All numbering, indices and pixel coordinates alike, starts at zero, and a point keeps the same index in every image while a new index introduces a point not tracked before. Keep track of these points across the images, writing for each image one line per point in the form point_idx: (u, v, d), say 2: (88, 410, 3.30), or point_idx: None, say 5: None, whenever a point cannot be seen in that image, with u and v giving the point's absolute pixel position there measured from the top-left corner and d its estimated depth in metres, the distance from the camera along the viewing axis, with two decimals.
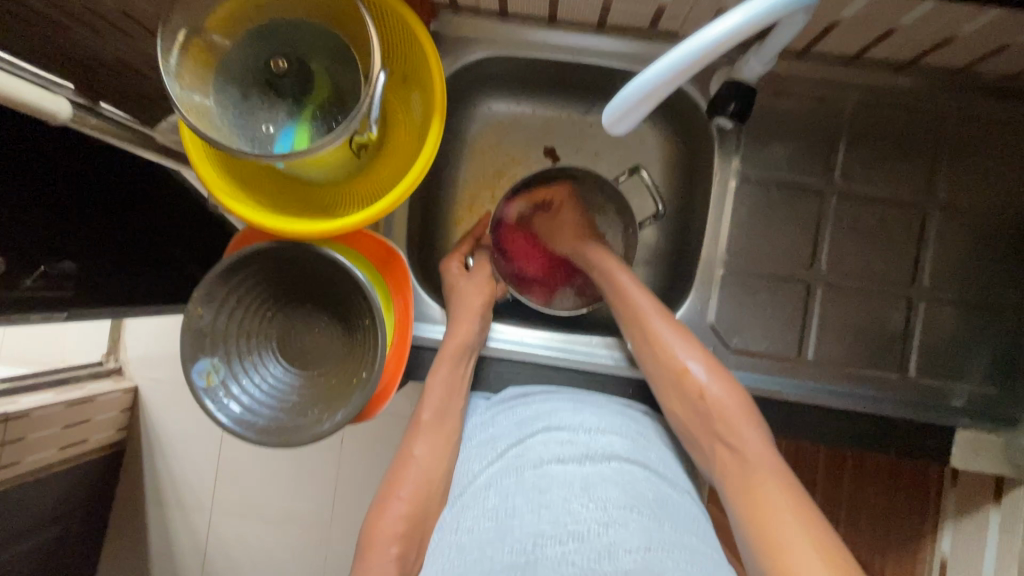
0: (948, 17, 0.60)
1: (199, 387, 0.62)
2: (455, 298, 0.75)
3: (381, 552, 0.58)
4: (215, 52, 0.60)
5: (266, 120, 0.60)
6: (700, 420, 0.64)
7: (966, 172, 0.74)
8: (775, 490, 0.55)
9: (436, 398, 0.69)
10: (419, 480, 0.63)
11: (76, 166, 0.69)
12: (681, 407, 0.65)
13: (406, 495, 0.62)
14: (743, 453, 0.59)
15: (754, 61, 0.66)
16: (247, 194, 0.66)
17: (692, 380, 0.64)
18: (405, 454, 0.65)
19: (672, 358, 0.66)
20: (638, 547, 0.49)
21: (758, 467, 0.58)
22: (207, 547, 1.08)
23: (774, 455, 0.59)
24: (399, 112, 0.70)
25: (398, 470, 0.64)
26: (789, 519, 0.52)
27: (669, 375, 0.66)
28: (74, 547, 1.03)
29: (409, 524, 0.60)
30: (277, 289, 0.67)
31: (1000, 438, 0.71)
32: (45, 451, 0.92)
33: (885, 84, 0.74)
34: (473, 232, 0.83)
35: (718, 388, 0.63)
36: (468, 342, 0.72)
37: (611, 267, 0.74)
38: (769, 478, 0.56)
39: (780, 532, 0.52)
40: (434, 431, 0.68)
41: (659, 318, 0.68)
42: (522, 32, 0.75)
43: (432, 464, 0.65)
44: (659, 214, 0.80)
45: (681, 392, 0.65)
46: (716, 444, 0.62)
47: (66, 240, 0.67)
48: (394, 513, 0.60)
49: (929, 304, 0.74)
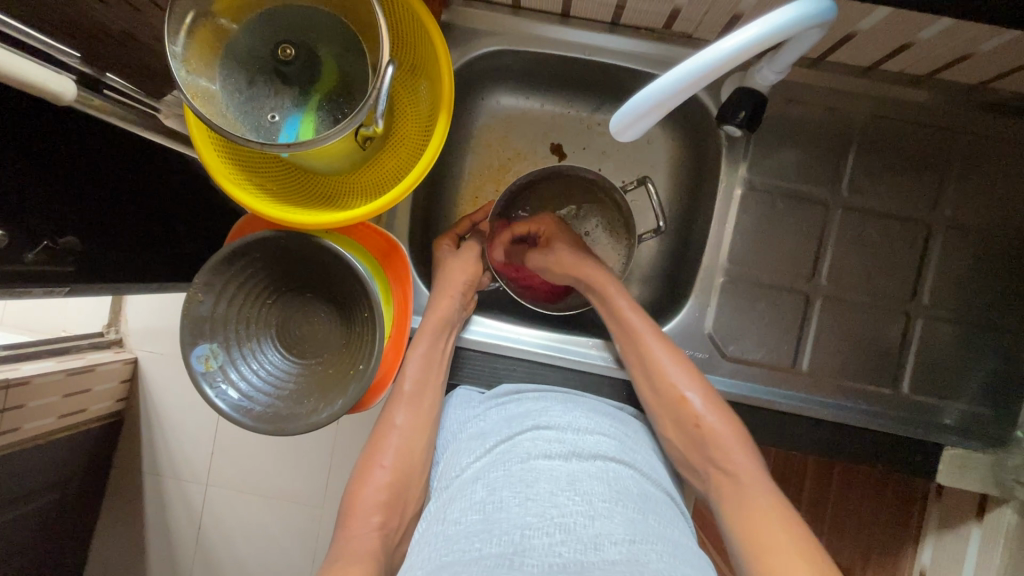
0: (966, 34, 0.59)
1: (197, 372, 0.63)
2: (441, 273, 0.76)
3: (364, 522, 0.61)
4: (222, 36, 0.59)
5: (271, 109, 0.59)
6: (694, 446, 0.64)
7: (974, 190, 0.73)
8: (775, 519, 0.55)
9: (415, 369, 0.70)
10: (401, 449, 0.66)
11: (79, 141, 0.68)
12: (676, 433, 0.66)
13: (388, 463, 0.64)
14: (738, 479, 0.60)
15: (767, 69, 0.64)
16: (249, 181, 0.65)
17: (690, 409, 0.65)
18: (387, 423, 0.67)
19: (670, 387, 0.66)
20: (624, 535, 0.49)
21: (756, 492, 0.58)
22: (202, 519, 1.10)
23: (768, 483, 0.59)
24: (406, 102, 0.70)
25: (380, 439, 0.66)
26: (786, 545, 0.53)
27: (668, 403, 0.66)
28: (71, 514, 1.05)
29: (391, 493, 0.63)
30: (276, 278, 0.67)
31: (991, 456, 0.71)
32: (46, 418, 0.94)
33: (899, 97, 0.73)
34: (472, 216, 0.82)
35: (715, 418, 0.64)
36: (448, 316, 0.73)
37: (611, 292, 0.73)
38: (763, 507, 0.57)
39: (774, 549, 0.53)
40: (414, 403, 0.69)
41: (656, 341, 0.68)
42: (534, 26, 0.74)
43: (415, 435, 0.67)
44: (660, 230, 0.79)
45: (677, 419, 0.65)
46: (711, 468, 0.63)
47: (72, 215, 0.67)
48: (376, 484, 0.63)
49: (926, 321, 0.74)
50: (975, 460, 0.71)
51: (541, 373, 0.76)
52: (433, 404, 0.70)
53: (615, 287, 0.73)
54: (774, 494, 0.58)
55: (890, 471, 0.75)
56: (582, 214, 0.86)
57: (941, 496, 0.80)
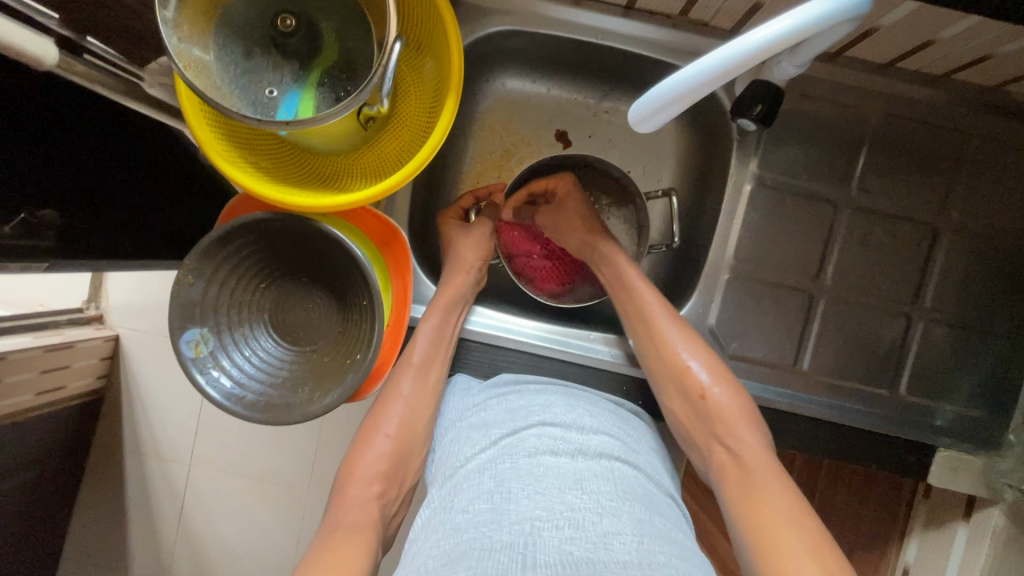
0: (990, 34, 0.58)
1: (186, 358, 0.60)
2: (450, 252, 0.76)
3: (363, 490, 0.61)
4: (215, 3, 0.55)
5: (269, 83, 0.56)
6: (698, 419, 0.63)
7: (982, 193, 0.73)
8: (781, 501, 0.53)
9: (425, 342, 0.69)
10: (406, 420, 0.65)
11: (62, 107, 0.64)
12: (681, 406, 0.65)
13: (392, 433, 0.64)
14: (741, 456, 0.59)
15: (787, 63, 0.62)
16: (243, 158, 0.62)
17: (694, 380, 0.64)
18: (393, 392, 0.67)
19: (675, 357, 0.66)
20: (631, 533, 0.49)
21: (760, 471, 0.57)
22: (186, 500, 1.08)
23: (774, 462, 0.58)
24: (410, 81, 0.67)
25: (383, 406, 0.66)
26: (791, 528, 0.51)
27: (672, 373, 0.66)
28: (48, 493, 1.02)
29: (391, 464, 0.63)
30: (272, 262, 0.64)
31: (981, 459, 0.72)
32: (22, 395, 0.90)
33: (913, 97, 0.71)
34: (478, 194, 0.81)
35: (721, 391, 0.63)
36: (461, 290, 0.73)
37: (619, 261, 0.72)
38: (766, 486, 0.55)
39: (776, 531, 0.51)
40: (422, 373, 0.68)
41: (661, 311, 0.68)
42: (545, 7, 0.71)
43: (419, 405, 0.67)
44: (673, 245, 0.79)
45: (682, 389, 0.65)
46: (715, 444, 0.62)
47: (50, 186, 0.63)
48: (377, 453, 0.63)
49: (926, 323, 0.74)
50: (968, 463, 0.72)
51: (540, 364, 0.75)
52: (438, 379, 0.69)
53: (624, 258, 0.73)
54: (780, 475, 0.56)
55: (883, 471, 0.76)
56: (598, 207, 0.84)
57: (929, 495, 0.82)
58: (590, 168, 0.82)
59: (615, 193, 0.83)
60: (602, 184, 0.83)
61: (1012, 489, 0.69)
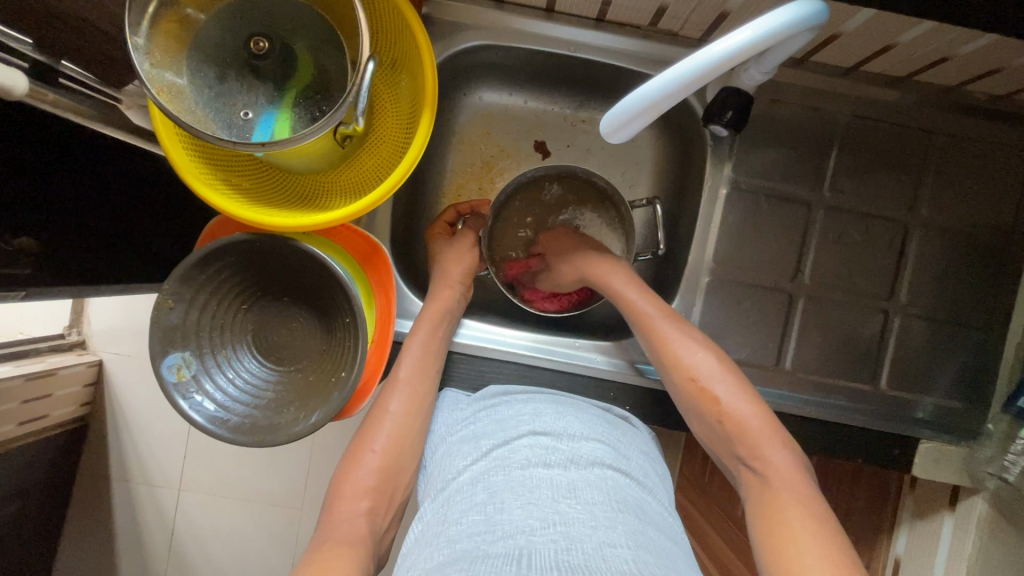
0: (947, 38, 0.60)
1: (169, 383, 0.60)
2: (435, 267, 0.77)
3: (353, 505, 0.60)
4: (188, 28, 0.55)
5: (244, 105, 0.56)
6: (720, 441, 0.63)
7: (950, 189, 0.75)
8: (800, 524, 0.53)
9: (413, 356, 0.69)
10: (395, 435, 0.65)
11: (35, 136, 0.64)
12: (701, 427, 0.65)
13: (379, 449, 0.64)
14: (766, 477, 0.59)
15: (754, 70, 0.64)
16: (220, 181, 0.62)
17: (714, 404, 0.63)
18: (381, 408, 0.66)
19: (692, 381, 0.64)
20: (626, 546, 0.49)
21: (783, 491, 0.57)
22: (174, 527, 1.06)
23: (801, 481, 0.58)
24: (386, 98, 0.67)
25: (374, 423, 0.66)
26: (813, 552, 0.51)
27: (689, 397, 0.65)
28: (32, 526, 1.00)
29: (380, 479, 0.63)
30: (254, 282, 0.64)
31: (962, 450, 0.74)
32: (6, 425, 0.88)
33: (878, 99, 0.74)
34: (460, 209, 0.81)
35: (741, 413, 0.62)
36: (448, 305, 0.73)
37: (626, 284, 0.70)
38: (791, 506, 0.55)
39: (798, 557, 0.51)
40: (411, 387, 0.68)
41: (675, 333, 0.66)
42: (517, 21, 0.72)
43: (409, 420, 0.66)
44: (659, 252, 0.79)
45: (700, 413, 0.64)
46: (740, 464, 0.61)
47: (25, 215, 0.62)
48: (367, 468, 0.63)
49: (903, 318, 0.76)
50: (949, 454, 0.73)
51: (526, 375, 0.75)
52: (429, 393, 0.69)
53: (629, 279, 0.71)
54: (807, 497, 0.56)
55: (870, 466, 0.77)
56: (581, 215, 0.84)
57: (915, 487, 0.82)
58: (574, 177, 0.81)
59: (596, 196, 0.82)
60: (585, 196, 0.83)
61: (993, 478, 0.71)
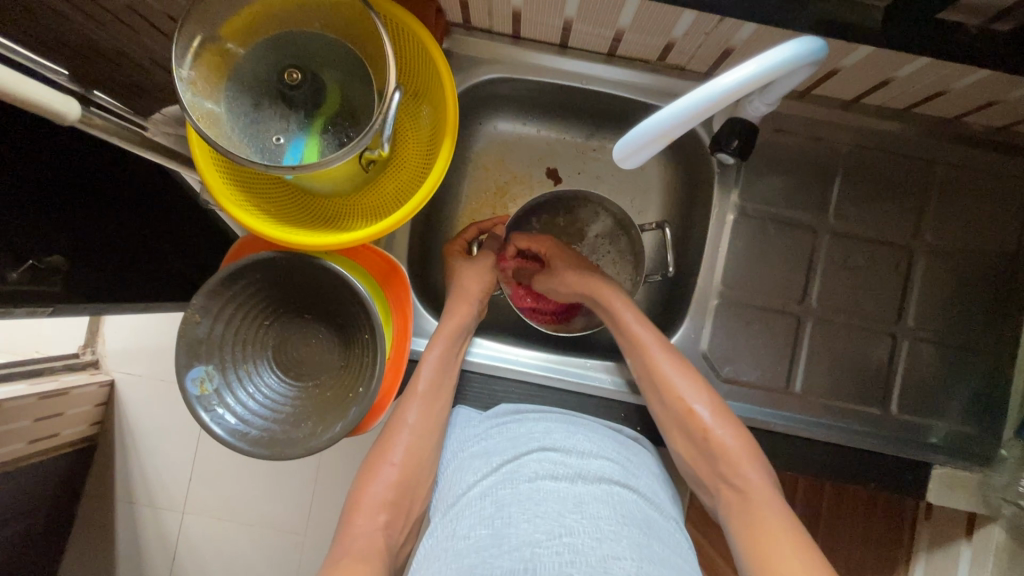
0: (943, 73, 0.63)
1: (192, 396, 0.61)
2: (454, 282, 0.79)
3: (370, 519, 0.61)
4: (228, 60, 0.60)
5: (276, 131, 0.60)
6: (703, 458, 0.65)
7: (952, 216, 0.77)
8: (785, 534, 0.55)
9: (428, 369, 0.70)
10: (411, 449, 0.66)
11: (73, 161, 0.67)
12: (683, 444, 0.67)
13: (398, 462, 0.65)
14: (745, 493, 0.61)
15: (758, 101, 0.67)
16: (249, 200, 0.65)
17: (698, 420, 0.66)
18: (398, 421, 0.67)
19: (679, 398, 0.67)
20: (630, 558, 0.49)
21: (765, 504, 0.59)
22: (178, 548, 1.05)
23: (778, 497, 0.60)
24: (409, 126, 0.71)
25: (390, 437, 0.67)
26: (797, 563, 0.53)
27: (676, 413, 0.67)
28: (37, 544, 1.00)
29: (397, 492, 0.63)
30: (277, 299, 0.67)
31: (976, 475, 0.73)
32: (13, 444, 0.88)
33: (879, 129, 0.76)
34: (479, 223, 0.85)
35: (723, 431, 0.65)
36: (464, 323, 0.74)
37: (617, 305, 0.74)
38: (770, 520, 0.57)
39: (781, 566, 0.53)
40: (427, 400, 0.69)
41: (663, 351, 0.69)
42: (532, 56, 0.76)
43: (424, 434, 0.67)
44: (668, 275, 0.83)
45: (684, 429, 0.66)
46: (721, 482, 0.63)
47: (60, 235, 0.65)
48: (384, 482, 0.63)
49: (911, 342, 0.77)
50: (963, 480, 0.73)
51: (538, 395, 0.76)
52: (444, 407, 0.70)
53: (621, 301, 0.75)
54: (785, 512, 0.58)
55: (882, 492, 0.76)
56: (596, 242, 0.88)
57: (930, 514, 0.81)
58: (587, 203, 0.86)
59: (610, 225, 0.87)
60: (597, 222, 0.87)
61: (1010, 505, 0.70)
